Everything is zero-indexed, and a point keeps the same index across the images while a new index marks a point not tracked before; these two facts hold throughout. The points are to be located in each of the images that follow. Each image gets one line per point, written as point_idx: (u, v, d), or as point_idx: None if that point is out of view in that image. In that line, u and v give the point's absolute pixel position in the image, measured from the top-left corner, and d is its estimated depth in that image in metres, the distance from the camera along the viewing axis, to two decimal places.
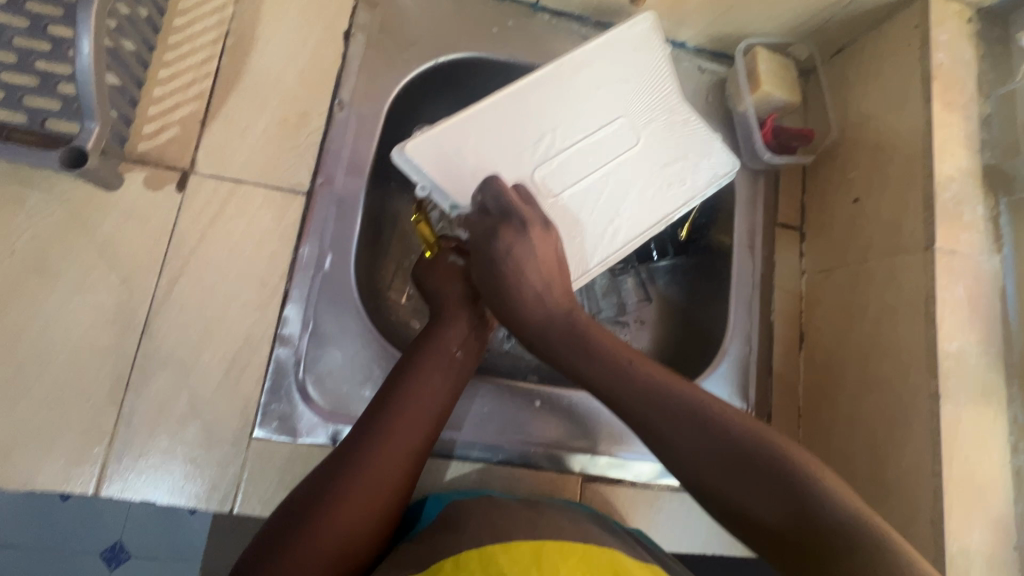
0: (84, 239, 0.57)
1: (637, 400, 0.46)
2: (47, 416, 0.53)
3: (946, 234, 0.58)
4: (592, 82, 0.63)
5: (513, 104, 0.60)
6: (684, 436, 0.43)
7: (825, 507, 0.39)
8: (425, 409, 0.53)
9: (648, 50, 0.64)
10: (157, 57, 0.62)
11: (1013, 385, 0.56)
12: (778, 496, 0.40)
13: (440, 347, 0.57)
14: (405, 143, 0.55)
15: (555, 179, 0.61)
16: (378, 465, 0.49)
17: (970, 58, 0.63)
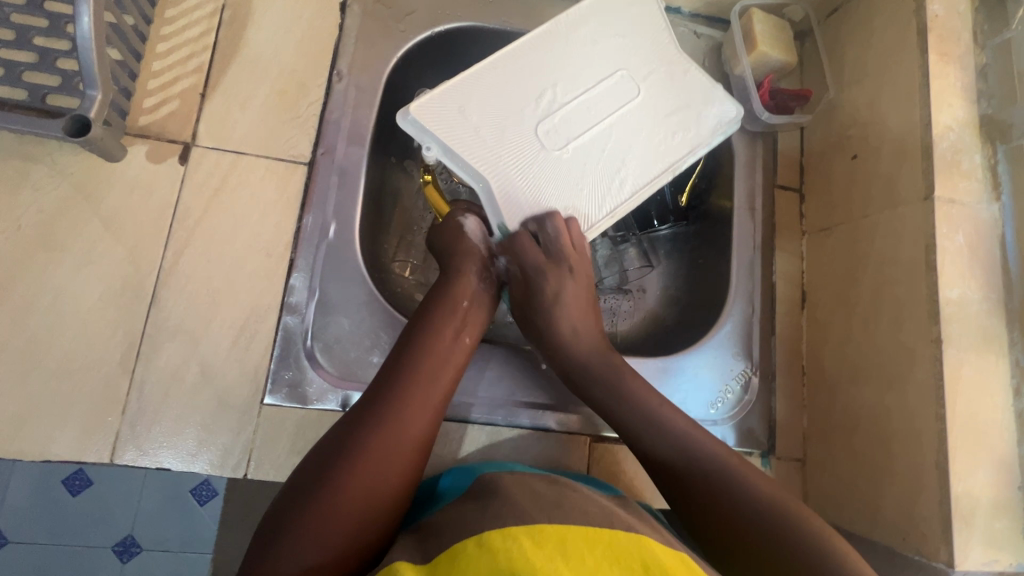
0: (90, 212, 0.58)
1: (630, 412, 0.56)
2: (60, 385, 0.54)
3: (945, 183, 0.58)
4: (589, 37, 0.64)
5: (512, 63, 0.61)
6: (661, 443, 0.54)
7: (771, 508, 0.48)
8: (438, 366, 0.54)
9: (642, 7, 0.67)
10: (154, 32, 0.63)
11: (1014, 330, 0.57)
12: (731, 495, 0.50)
13: (449, 305, 0.58)
14: (411, 104, 0.57)
15: (559, 132, 0.61)
16: (399, 415, 0.50)
17: (964, 10, 0.63)
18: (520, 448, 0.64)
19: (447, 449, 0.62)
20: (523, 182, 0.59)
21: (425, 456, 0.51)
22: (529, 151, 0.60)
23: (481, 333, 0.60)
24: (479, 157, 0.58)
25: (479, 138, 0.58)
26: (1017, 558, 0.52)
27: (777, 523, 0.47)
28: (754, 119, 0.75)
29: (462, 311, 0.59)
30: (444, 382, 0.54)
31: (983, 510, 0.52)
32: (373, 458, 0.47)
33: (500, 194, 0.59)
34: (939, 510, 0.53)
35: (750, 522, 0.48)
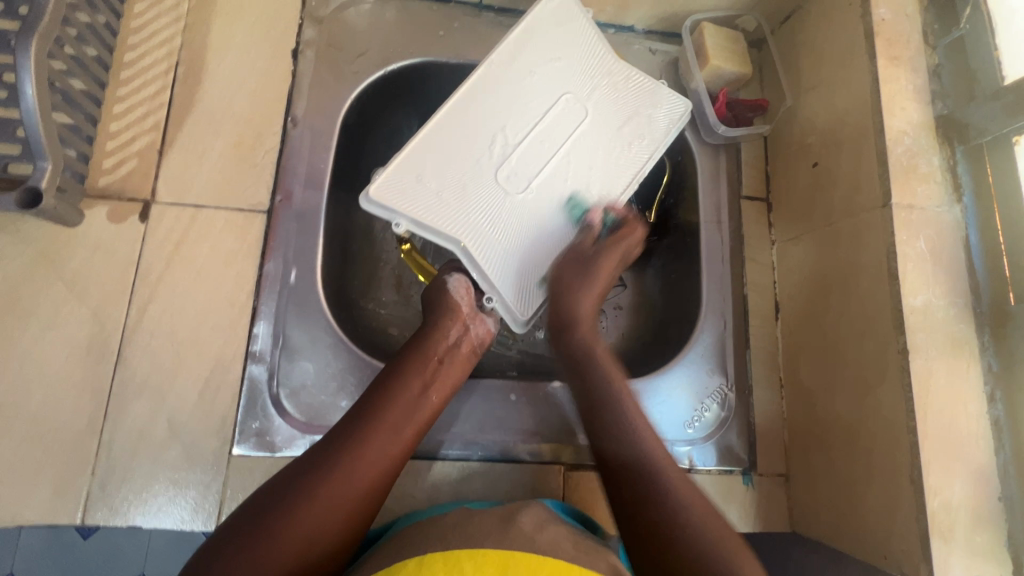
0: (54, 276, 0.59)
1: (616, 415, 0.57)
2: (31, 449, 0.55)
3: (902, 189, 0.57)
4: (528, 64, 0.63)
5: (460, 110, 0.60)
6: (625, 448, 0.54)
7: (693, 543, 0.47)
8: (399, 420, 0.52)
9: (576, 19, 0.65)
10: (110, 93, 0.64)
11: (984, 334, 0.55)
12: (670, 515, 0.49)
13: (421, 358, 0.57)
14: (369, 189, 0.54)
15: (519, 173, 0.61)
16: (351, 465, 0.48)
17: (912, 12, 0.63)
18: (493, 480, 0.63)
19: (418, 486, 0.62)
20: (498, 236, 0.60)
21: (372, 510, 0.49)
22: (496, 200, 0.60)
23: (451, 390, 0.58)
24: (453, 226, 0.57)
25: (448, 204, 0.58)
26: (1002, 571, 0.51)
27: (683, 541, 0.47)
28: (712, 132, 0.75)
29: (434, 363, 0.57)
30: (402, 439, 0.52)
31: (963, 524, 0.51)
32: (314, 509, 0.46)
33: (481, 258, 0.58)
34: (917, 525, 0.51)
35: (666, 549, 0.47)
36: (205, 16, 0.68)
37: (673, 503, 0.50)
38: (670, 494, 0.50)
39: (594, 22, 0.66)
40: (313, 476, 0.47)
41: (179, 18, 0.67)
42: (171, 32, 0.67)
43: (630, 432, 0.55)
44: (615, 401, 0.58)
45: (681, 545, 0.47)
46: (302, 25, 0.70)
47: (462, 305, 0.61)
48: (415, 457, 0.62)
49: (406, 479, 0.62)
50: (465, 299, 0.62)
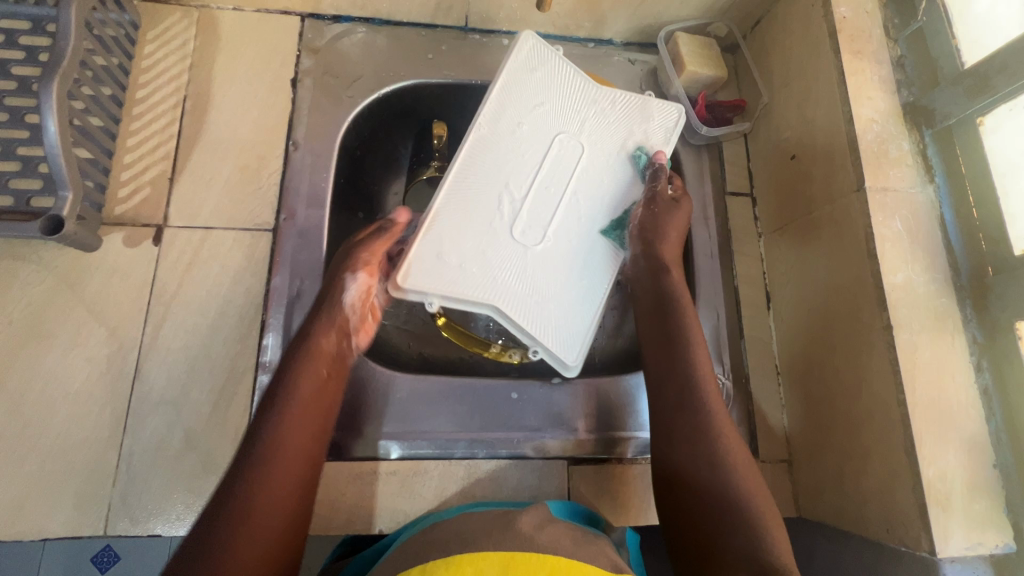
0: (75, 300, 0.62)
1: (691, 386, 0.58)
2: (55, 465, 0.57)
3: (874, 174, 0.60)
4: (516, 118, 0.65)
5: (462, 179, 0.62)
6: (688, 423, 0.56)
7: (743, 526, 0.50)
8: (298, 443, 0.51)
9: (550, 57, 0.67)
10: (123, 128, 0.68)
11: (966, 307, 0.57)
12: (726, 495, 0.52)
13: (306, 374, 0.54)
14: (399, 280, 0.57)
15: (533, 226, 0.63)
16: (265, 503, 0.47)
17: (871, 8, 0.66)
18: (498, 478, 0.65)
19: (426, 486, 0.63)
20: (527, 288, 0.62)
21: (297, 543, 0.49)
22: (518, 257, 0.62)
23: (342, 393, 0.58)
24: (484, 292, 0.59)
25: (475, 272, 0.60)
26: (1003, 537, 0.52)
27: (735, 526, 0.50)
28: (695, 133, 0.78)
29: (325, 371, 0.56)
30: (306, 463, 0.51)
31: (959, 493, 0.52)
32: (247, 550, 0.44)
33: (520, 313, 0.60)
34: (914, 496, 0.52)
35: (712, 525, 0.51)
36: (210, 53, 0.73)
37: (726, 481, 0.52)
38: (732, 481, 0.52)
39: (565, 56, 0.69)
40: (231, 510, 0.46)
41: (185, 57, 0.72)
42: (179, 69, 0.72)
43: (701, 401, 0.57)
44: (691, 373, 0.58)
45: (727, 525, 0.50)
46: (299, 56, 0.74)
47: (351, 312, 0.59)
48: (420, 458, 0.64)
49: (415, 480, 0.63)
50: (359, 307, 0.60)
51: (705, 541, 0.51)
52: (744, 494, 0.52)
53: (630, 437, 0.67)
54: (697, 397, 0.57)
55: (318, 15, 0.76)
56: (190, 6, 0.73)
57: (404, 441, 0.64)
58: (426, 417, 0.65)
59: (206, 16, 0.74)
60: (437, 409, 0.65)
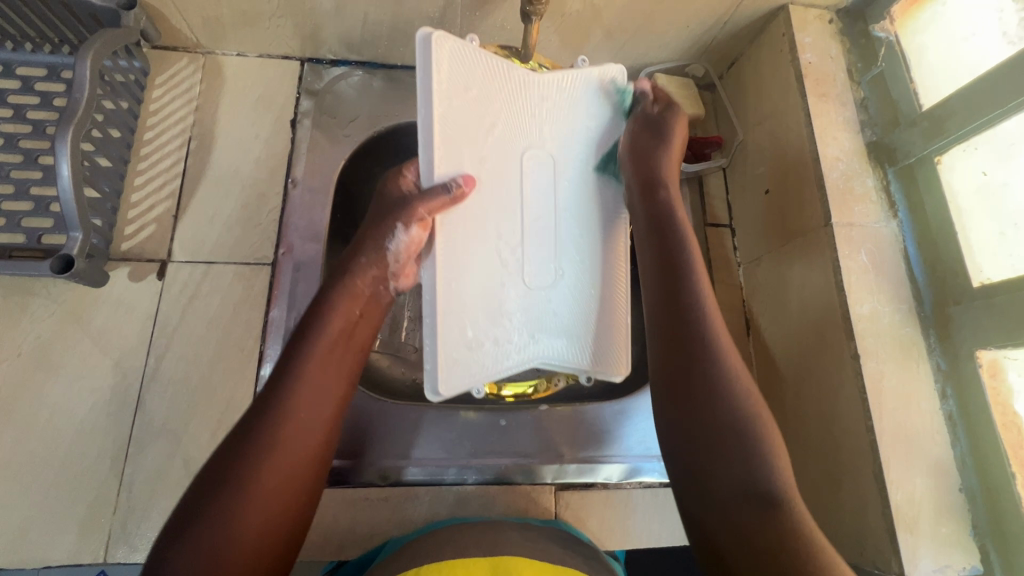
0: (81, 333, 0.65)
1: (687, 298, 0.54)
2: (57, 493, 0.60)
3: (841, 210, 0.64)
4: (476, 154, 0.57)
5: (457, 247, 0.56)
6: (686, 343, 0.52)
7: (751, 456, 0.46)
8: (330, 376, 0.48)
9: (477, 68, 0.56)
10: (131, 168, 0.72)
11: (930, 336, 0.60)
12: (730, 418, 0.48)
13: (345, 305, 0.52)
14: (439, 389, 0.53)
15: (538, 266, 0.61)
16: (296, 434, 0.45)
17: (835, 54, 0.71)
18: (487, 502, 0.67)
19: (417, 511, 0.66)
20: (556, 324, 0.61)
21: (319, 483, 0.47)
22: (534, 306, 0.60)
23: (373, 337, 0.54)
24: (517, 356, 0.59)
25: (503, 335, 0.58)
26: (970, 560, 0.54)
27: (733, 443, 0.47)
28: None
29: (359, 310, 0.53)
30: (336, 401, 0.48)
31: (926, 516, 0.54)
32: (275, 484, 0.43)
33: (557, 355, 0.60)
34: (884, 520, 0.54)
35: (716, 459, 0.47)
36: (214, 96, 0.77)
37: (729, 401, 0.49)
38: (740, 407, 0.48)
39: (483, 49, 0.57)
40: (262, 440, 0.43)
41: (192, 100, 0.76)
42: (185, 111, 0.76)
43: (698, 316, 0.53)
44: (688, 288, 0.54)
45: (731, 455, 0.46)
46: (299, 98, 0.79)
47: (394, 258, 0.55)
48: (410, 483, 0.66)
49: (404, 507, 0.65)
50: (404, 257, 0.55)
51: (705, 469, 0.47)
52: (751, 416, 0.48)
53: (614, 462, 0.69)
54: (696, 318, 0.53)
55: (316, 59, 0.80)
56: (196, 52, 0.78)
57: (394, 468, 0.66)
58: (416, 442, 0.67)
59: (211, 62, 0.78)
60: (426, 435, 0.67)
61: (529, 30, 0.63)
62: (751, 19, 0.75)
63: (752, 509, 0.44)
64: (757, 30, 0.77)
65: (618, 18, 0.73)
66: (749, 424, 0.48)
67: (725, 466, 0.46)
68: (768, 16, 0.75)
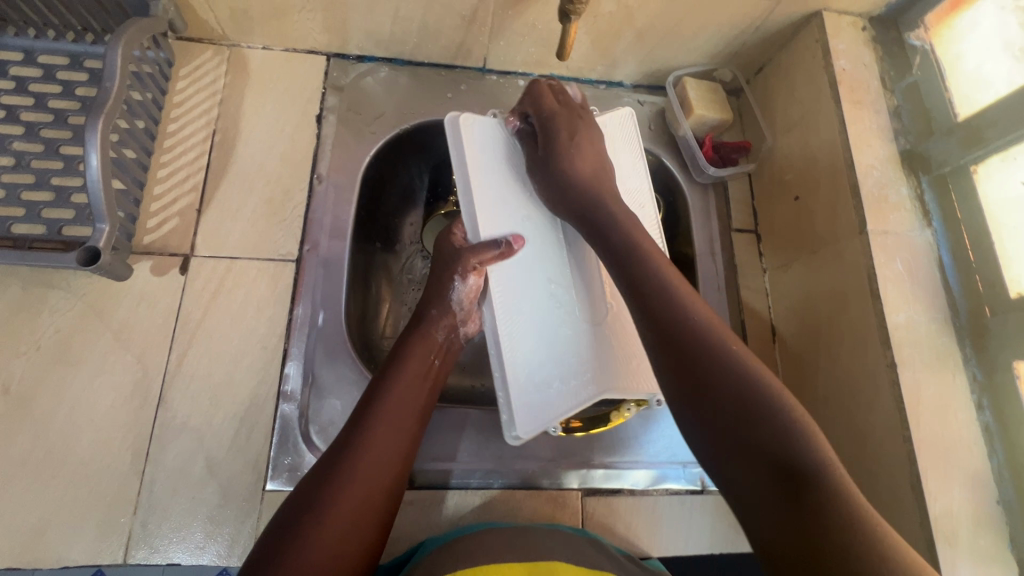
0: (102, 327, 0.64)
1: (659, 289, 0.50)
2: (76, 492, 0.58)
3: (876, 218, 0.63)
4: (517, 209, 0.61)
5: (513, 291, 0.58)
6: (674, 328, 0.47)
7: (788, 436, 0.40)
8: (403, 416, 0.52)
9: (503, 139, 0.64)
10: (154, 160, 0.71)
11: (966, 346, 0.60)
12: (749, 399, 0.42)
13: (421, 354, 0.56)
14: (521, 430, 0.55)
15: (593, 300, 0.62)
16: (372, 467, 0.48)
17: (869, 61, 0.71)
18: (513, 508, 0.66)
19: (442, 515, 0.64)
20: (624, 348, 0.60)
21: (391, 516, 0.49)
22: (599, 339, 0.60)
23: (444, 384, 0.58)
24: (587, 389, 0.56)
25: (552, 380, 0.57)
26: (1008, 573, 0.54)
27: (764, 424, 0.41)
28: (702, 172, 0.81)
29: (434, 358, 0.57)
30: (408, 438, 0.51)
31: (965, 528, 0.54)
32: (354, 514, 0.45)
33: (634, 386, 0.57)
34: (922, 531, 0.54)
35: (754, 447, 0.40)
36: (239, 90, 0.76)
37: (739, 387, 0.43)
38: (759, 389, 0.43)
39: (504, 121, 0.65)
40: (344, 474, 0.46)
41: (216, 93, 0.75)
42: (210, 104, 0.75)
43: (680, 301, 0.49)
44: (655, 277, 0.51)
45: (770, 437, 0.40)
46: (325, 94, 0.78)
47: (458, 306, 0.59)
48: (434, 487, 0.65)
49: (429, 510, 0.64)
50: (467, 304, 0.59)
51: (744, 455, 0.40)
52: (772, 395, 0.42)
53: (640, 467, 0.69)
54: (676, 295, 0.49)
55: (343, 54, 0.79)
56: (221, 44, 0.76)
57: (421, 469, 0.65)
58: (441, 443, 0.66)
59: (236, 54, 0.77)
60: (451, 436, 0.66)
61: (567, 29, 0.63)
62: (783, 24, 0.75)
63: (790, 507, 0.37)
64: (789, 35, 0.77)
65: (651, 20, 0.73)
66: (762, 400, 0.42)
67: (764, 447, 0.40)
68: (800, 22, 0.74)
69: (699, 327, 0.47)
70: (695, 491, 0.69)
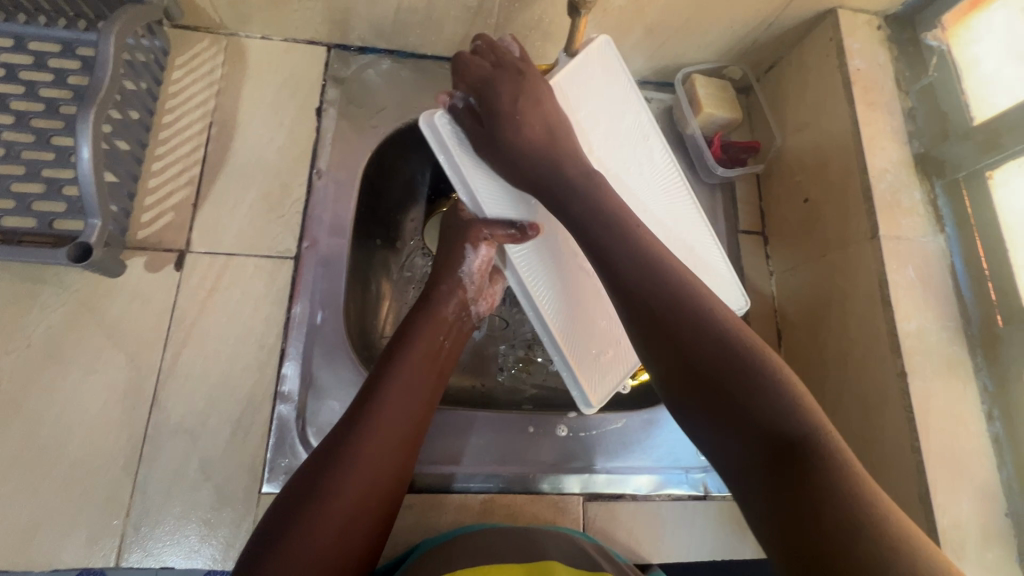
0: (95, 324, 0.62)
1: (625, 248, 0.49)
2: (67, 493, 0.57)
3: (888, 223, 0.62)
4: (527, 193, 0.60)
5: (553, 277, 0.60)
6: (646, 289, 0.46)
7: (770, 393, 0.39)
8: (410, 390, 0.52)
9: None
10: (149, 153, 0.69)
11: (977, 356, 0.59)
12: (725, 361, 0.41)
13: (430, 330, 0.57)
14: (593, 407, 0.61)
15: None
16: (377, 444, 0.48)
17: (883, 61, 0.69)
18: (514, 512, 0.65)
19: (441, 520, 0.63)
20: None
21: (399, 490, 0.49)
22: None
23: (454, 366, 0.58)
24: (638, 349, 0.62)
25: (596, 344, 0.61)
26: None
27: (743, 384, 0.40)
28: (710, 173, 0.79)
29: (444, 334, 0.58)
30: (416, 414, 0.52)
31: (973, 541, 0.53)
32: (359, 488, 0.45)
33: None
34: None
35: (733, 408, 0.39)
36: (236, 81, 0.74)
37: (716, 347, 0.42)
38: (737, 349, 0.42)
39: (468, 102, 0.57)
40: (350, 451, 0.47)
41: (214, 83, 0.73)
42: (206, 94, 0.72)
43: (654, 260, 0.48)
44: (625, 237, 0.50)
45: (748, 398, 0.39)
46: (325, 86, 0.76)
47: (469, 281, 0.61)
48: (433, 490, 0.63)
49: (428, 514, 0.63)
50: (477, 275, 0.61)
51: (727, 419, 0.39)
52: (752, 353, 0.41)
53: (643, 472, 0.68)
54: (663, 277, 0.47)
55: (344, 45, 0.77)
56: (218, 34, 0.74)
57: (421, 473, 0.63)
58: (441, 445, 0.65)
59: (234, 44, 0.75)
60: (451, 439, 0.65)
61: (575, 23, 0.60)
62: (797, 21, 0.73)
63: (777, 470, 0.36)
64: (802, 32, 0.75)
65: (661, 15, 0.71)
66: (748, 365, 0.40)
67: (745, 408, 0.39)
68: (814, 20, 0.72)
69: (671, 288, 0.46)
70: (697, 496, 0.69)
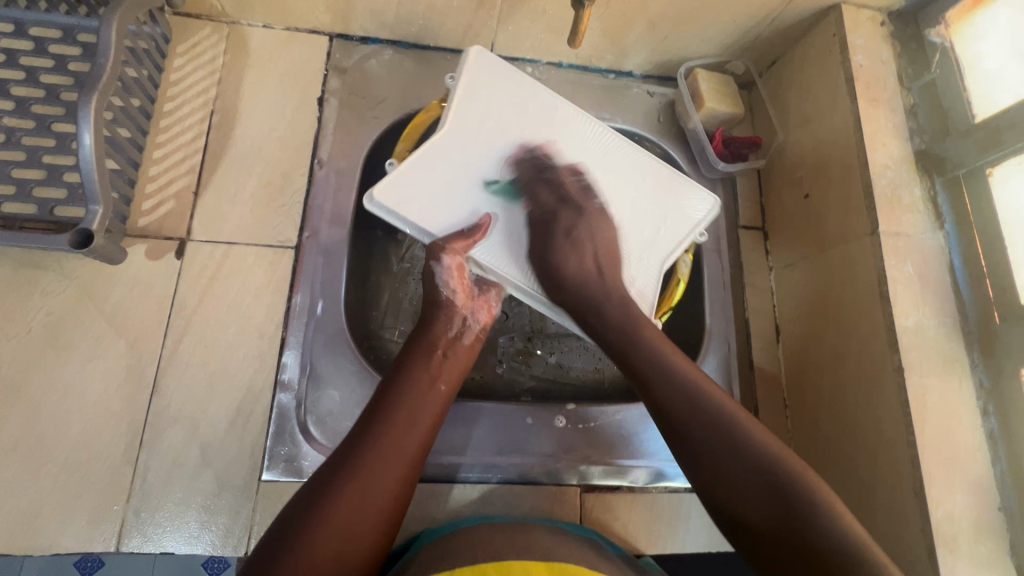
0: (95, 311, 0.62)
1: (654, 367, 0.55)
2: (68, 478, 0.57)
3: (888, 219, 0.62)
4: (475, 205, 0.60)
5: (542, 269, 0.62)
6: (680, 411, 0.52)
7: (801, 508, 0.46)
8: (410, 416, 0.52)
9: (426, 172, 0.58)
10: (150, 140, 0.69)
11: (974, 352, 0.59)
12: (755, 481, 0.47)
13: (427, 351, 0.57)
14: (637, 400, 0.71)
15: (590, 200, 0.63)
16: (377, 470, 0.48)
17: (886, 57, 0.69)
18: (511, 501, 0.65)
19: (440, 509, 0.63)
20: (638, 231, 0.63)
21: (396, 516, 0.49)
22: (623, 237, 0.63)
23: (459, 380, 0.58)
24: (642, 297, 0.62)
25: None
26: None
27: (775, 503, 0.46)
28: (712, 168, 0.80)
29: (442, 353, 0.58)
30: (417, 433, 0.51)
31: (966, 535, 0.54)
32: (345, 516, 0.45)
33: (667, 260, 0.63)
34: (924, 538, 0.54)
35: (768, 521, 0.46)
36: (238, 69, 0.73)
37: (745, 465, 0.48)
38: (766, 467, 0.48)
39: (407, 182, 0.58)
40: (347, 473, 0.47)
41: (215, 71, 0.73)
42: (207, 82, 0.72)
43: (682, 381, 0.53)
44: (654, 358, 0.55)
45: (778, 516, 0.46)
46: (326, 76, 0.75)
47: (447, 288, 0.59)
48: (433, 480, 0.64)
49: (427, 503, 0.63)
50: (456, 285, 0.59)
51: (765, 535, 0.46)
52: (779, 468, 0.48)
53: (642, 465, 0.69)
54: (694, 386, 0.53)
55: (346, 35, 0.77)
56: (220, 22, 0.74)
57: None
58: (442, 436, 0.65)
59: (235, 32, 0.74)
60: (452, 430, 0.66)
61: (580, 15, 0.61)
62: (800, 16, 0.73)
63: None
64: (805, 27, 0.75)
65: (664, 9, 0.71)
66: (776, 482, 0.47)
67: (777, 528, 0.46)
68: (818, 14, 0.72)
69: (702, 406, 0.51)
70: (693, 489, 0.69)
